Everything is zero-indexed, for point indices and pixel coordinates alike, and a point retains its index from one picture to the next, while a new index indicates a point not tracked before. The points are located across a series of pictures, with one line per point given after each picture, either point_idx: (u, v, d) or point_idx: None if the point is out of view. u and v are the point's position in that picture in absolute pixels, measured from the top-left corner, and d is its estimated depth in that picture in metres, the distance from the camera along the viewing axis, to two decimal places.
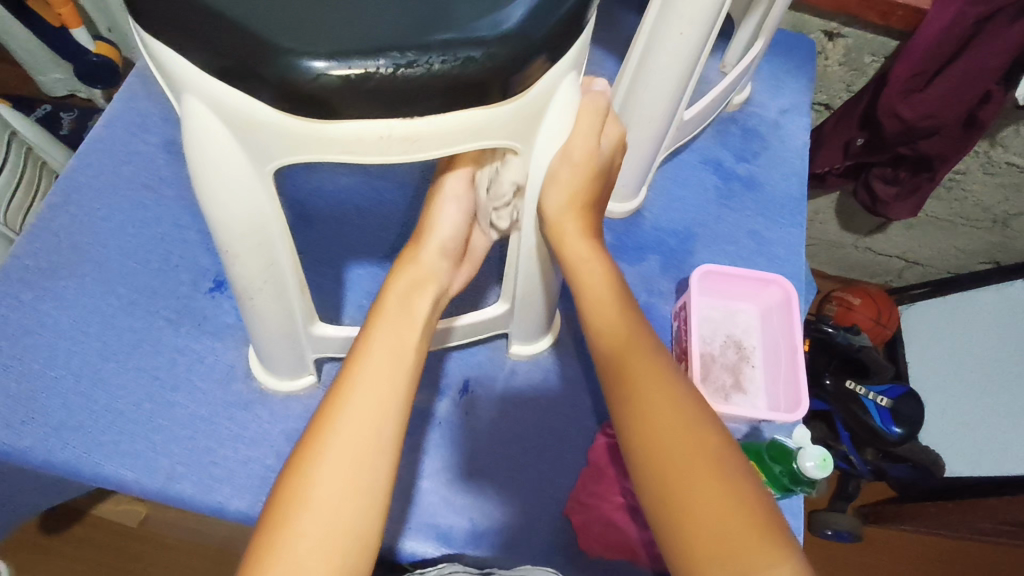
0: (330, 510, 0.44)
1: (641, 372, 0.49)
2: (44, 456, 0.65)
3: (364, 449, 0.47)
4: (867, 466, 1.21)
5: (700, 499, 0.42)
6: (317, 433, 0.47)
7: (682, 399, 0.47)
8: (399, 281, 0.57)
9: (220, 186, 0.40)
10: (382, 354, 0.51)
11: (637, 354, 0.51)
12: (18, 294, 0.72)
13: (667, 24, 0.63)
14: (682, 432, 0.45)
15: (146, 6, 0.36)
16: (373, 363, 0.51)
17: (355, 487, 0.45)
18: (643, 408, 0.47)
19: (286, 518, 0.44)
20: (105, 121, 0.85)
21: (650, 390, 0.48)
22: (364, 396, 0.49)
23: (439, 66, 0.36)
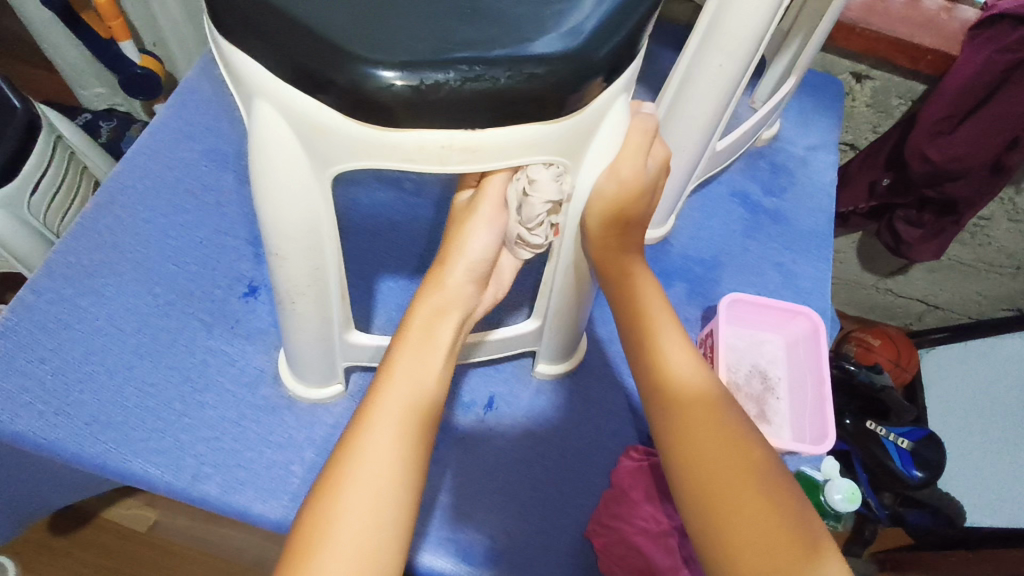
0: (362, 518, 0.45)
1: (684, 397, 0.50)
2: (74, 448, 0.65)
3: (398, 461, 0.47)
4: (884, 510, 1.19)
5: (737, 511, 0.43)
6: (352, 442, 0.48)
7: (727, 424, 0.48)
8: (428, 297, 0.55)
9: (282, 188, 0.42)
10: (420, 367, 0.52)
11: (682, 376, 0.51)
12: (59, 288, 0.74)
13: (706, 56, 0.65)
14: (722, 446, 0.46)
15: (227, 13, 0.38)
16: (410, 376, 0.51)
17: (387, 499, 0.46)
18: (684, 422, 0.48)
19: (319, 525, 0.44)
20: (152, 128, 0.88)
21: (691, 407, 0.49)
22: (402, 409, 0.49)
23: (504, 81, 0.38)
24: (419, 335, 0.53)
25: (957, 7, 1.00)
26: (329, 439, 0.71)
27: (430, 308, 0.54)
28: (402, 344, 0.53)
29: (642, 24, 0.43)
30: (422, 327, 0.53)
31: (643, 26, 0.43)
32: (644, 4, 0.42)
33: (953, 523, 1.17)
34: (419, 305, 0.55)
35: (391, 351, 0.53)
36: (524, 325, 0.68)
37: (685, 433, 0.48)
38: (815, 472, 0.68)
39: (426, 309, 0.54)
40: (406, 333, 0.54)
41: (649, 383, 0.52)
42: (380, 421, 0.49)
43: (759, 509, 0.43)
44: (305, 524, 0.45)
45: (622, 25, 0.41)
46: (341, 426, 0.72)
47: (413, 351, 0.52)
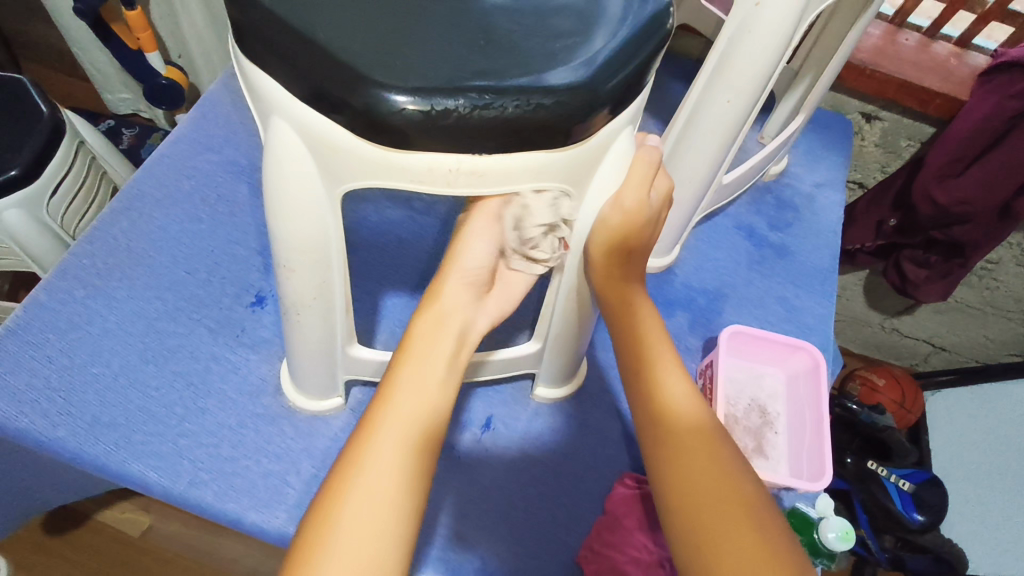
0: (361, 541, 0.44)
1: (681, 429, 0.50)
2: (75, 448, 0.66)
3: (398, 479, 0.47)
4: (884, 554, 1.15)
5: (731, 542, 0.43)
6: (352, 461, 0.48)
7: (721, 459, 0.48)
8: (440, 312, 0.56)
9: (293, 204, 0.43)
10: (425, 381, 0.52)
11: (679, 407, 0.51)
12: (72, 290, 0.75)
13: (715, 91, 0.67)
14: (715, 478, 0.46)
15: (251, 35, 0.40)
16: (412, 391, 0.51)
17: (387, 521, 0.45)
18: (677, 454, 0.48)
19: (317, 546, 0.44)
20: (172, 138, 0.90)
21: (685, 437, 0.49)
22: (401, 424, 0.49)
23: (512, 109, 0.39)
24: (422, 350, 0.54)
25: (968, 54, 1.02)
26: (325, 452, 0.71)
27: (435, 323, 0.55)
28: (405, 359, 0.53)
29: (648, 62, 0.44)
30: (431, 339, 0.54)
31: (649, 63, 0.44)
32: (651, 42, 0.44)
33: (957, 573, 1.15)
34: (428, 317, 0.56)
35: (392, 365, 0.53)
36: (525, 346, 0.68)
37: (679, 466, 0.48)
38: (810, 509, 0.68)
39: (437, 321, 0.55)
40: (409, 349, 0.54)
41: (647, 415, 0.52)
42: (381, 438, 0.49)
43: (752, 547, 0.43)
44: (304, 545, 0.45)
45: (629, 61, 0.42)
46: (339, 439, 0.72)
47: (415, 365, 0.53)
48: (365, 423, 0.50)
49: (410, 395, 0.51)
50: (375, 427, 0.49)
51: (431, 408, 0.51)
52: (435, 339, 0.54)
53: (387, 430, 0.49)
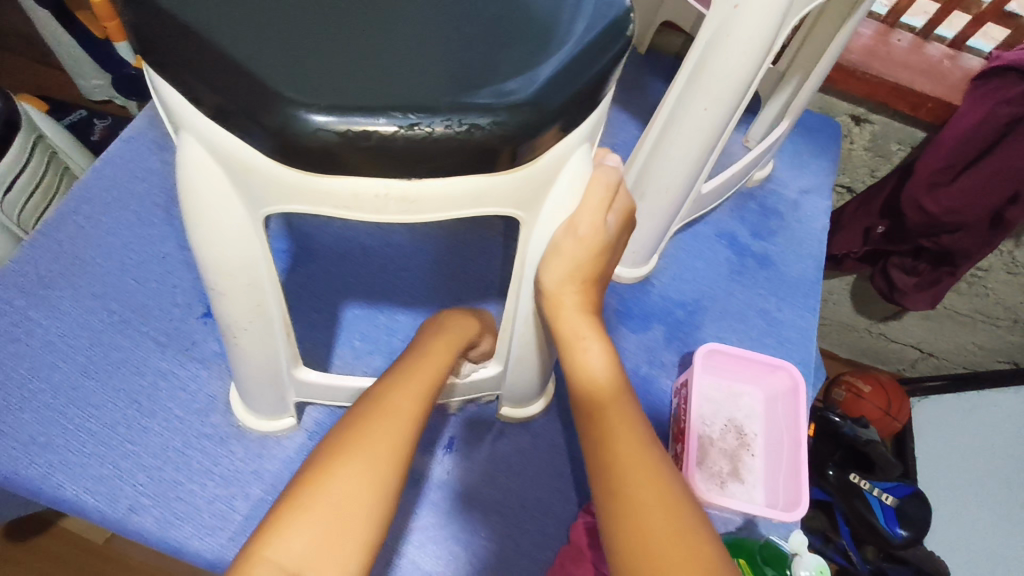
0: (316, 541, 0.43)
1: (639, 481, 0.47)
2: (6, 471, 0.62)
3: (376, 471, 0.47)
4: (866, 566, 1.12)
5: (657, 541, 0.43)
6: (330, 455, 0.47)
7: (682, 515, 0.45)
8: (451, 331, 0.60)
9: (212, 226, 0.40)
10: (426, 381, 0.54)
11: (635, 457, 0.48)
12: (11, 299, 0.71)
13: (691, 98, 0.63)
14: (648, 483, 0.47)
15: (154, 43, 0.36)
16: (410, 387, 0.53)
17: (350, 524, 0.44)
18: (615, 458, 0.48)
19: (266, 547, 0.42)
20: (126, 136, 0.85)
21: (624, 442, 0.49)
22: (388, 423, 0.49)
23: (442, 129, 0.35)
24: (427, 356, 0.56)
25: (961, 56, 0.98)
26: (276, 474, 0.67)
27: (444, 338, 0.59)
28: (413, 359, 0.56)
29: (604, 75, 0.40)
30: (440, 349, 0.58)
31: (606, 76, 0.40)
32: (608, 53, 0.40)
33: None
34: (439, 333, 0.60)
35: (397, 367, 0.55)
36: (488, 368, 0.65)
37: (635, 525, 0.44)
38: (784, 541, 0.64)
39: (446, 334, 0.59)
40: (415, 359, 0.56)
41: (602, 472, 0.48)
42: (371, 428, 0.49)
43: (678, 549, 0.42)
44: (252, 548, 0.43)
45: (579, 76, 0.38)
46: (291, 462, 0.68)
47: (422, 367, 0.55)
48: (352, 413, 0.51)
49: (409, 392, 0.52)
50: (364, 415, 0.50)
51: (424, 404, 0.52)
52: (442, 350, 0.58)
53: (376, 423, 0.49)
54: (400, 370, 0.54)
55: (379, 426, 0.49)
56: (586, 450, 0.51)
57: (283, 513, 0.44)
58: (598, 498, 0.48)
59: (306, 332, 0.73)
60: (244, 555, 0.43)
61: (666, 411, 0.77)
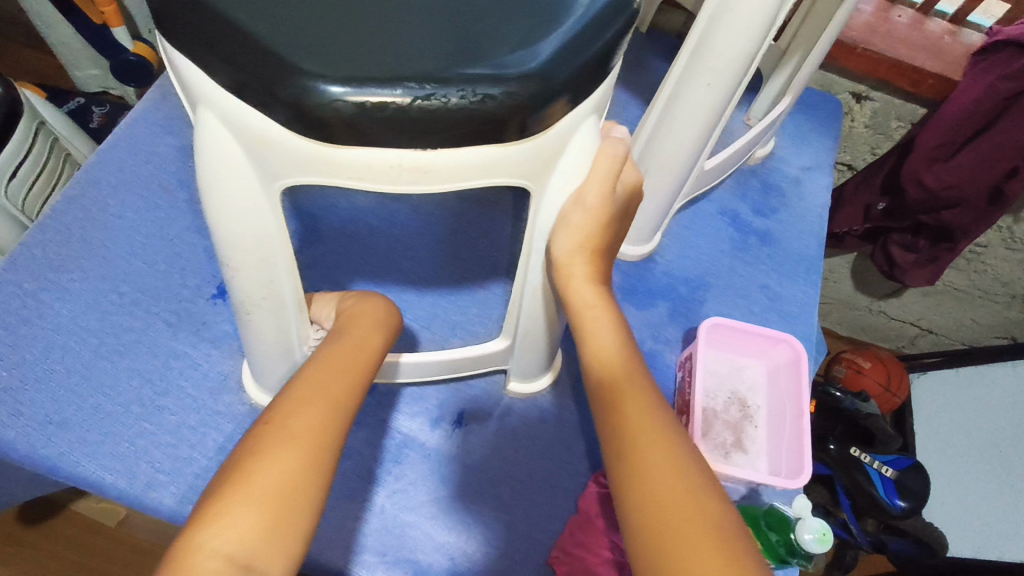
0: (253, 526, 0.41)
1: (650, 449, 0.48)
2: (26, 450, 0.63)
3: (308, 455, 0.45)
4: (867, 538, 1.16)
5: (667, 494, 0.45)
6: (262, 440, 0.46)
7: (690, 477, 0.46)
8: (376, 319, 0.60)
9: (229, 200, 0.41)
10: (350, 368, 0.53)
11: (642, 425, 0.50)
12: (23, 282, 0.72)
13: (694, 73, 0.63)
14: (658, 441, 0.49)
15: (171, 21, 0.36)
16: (338, 373, 0.52)
17: (287, 509, 0.43)
18: (625, 421, 0.50)
19: (202, 535, 0.41)
20: (130, 120, 0.86)
21: (632, 407, 0.51)
22: (320, 405, 0.48)
23: (456, 100, 0.36)
24: (351, 344, 0.55)
25: (962, 31, 0.98)
26: None
27: (366, 327, 0.58)
28: (336, 345, 0.55)
29: (611, 47, 0.41)
30: (368, 336, 0.57)
31: (614, 47, 0.41)
32: (614, 24, 0.40)
33: (935, 554, 1.16)
34: (364, 320, 0.59)
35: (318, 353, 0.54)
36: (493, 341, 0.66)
37: (649, 488, 0.46)
38: (787, 507, 0.65)
39: (369, 324, 0.59)
40: (342, 342, 0.55)
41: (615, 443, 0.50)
42: (301, 414, 0.47)
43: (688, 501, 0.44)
44: (188, 535, 0.41)
45: (587, 46, 0.39)
46: None
47: (348, 354, 0.54)
48: (280, 399, 0.49)
49: (335, 379, 0.51)
50: (292, 400, 0.48)
51: (352, 390, 0.51)
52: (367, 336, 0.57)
53: (306, 409, 0.48)
54: (323, 356, 0.53)
55: (309, 412, 0.48)
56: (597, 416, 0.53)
57: (216, 502, 0.43)
58: (611, 469, 0.49)
59: None
60: (177, 545, 0.41)
61: (671, 385, 0.78)
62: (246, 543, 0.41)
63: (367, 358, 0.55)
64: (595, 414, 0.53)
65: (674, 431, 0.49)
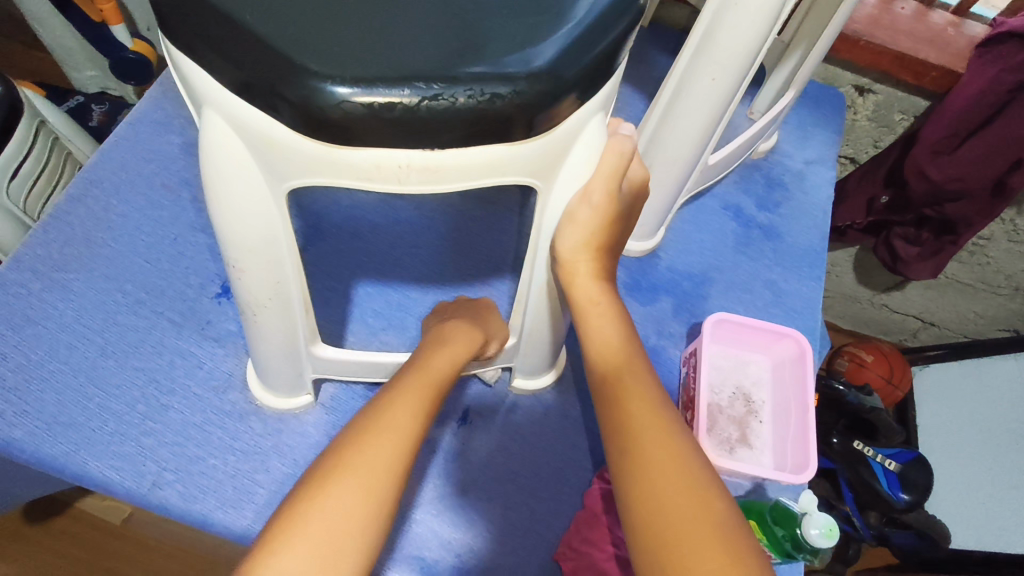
0: (311, 567, 0.42)
1: (653, 448, 0.48)
2: (32, 450, 0.63)
3: (371, 497, 0.46)
4: (870, 530, 1.16)
5: (667, 491, 0.45)
6: (326, 478, 0.46)
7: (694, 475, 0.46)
8: (451, 347, 0.60)
9: (235, 202, 0.40)
10: (419, 404, 0.53)
11: (646, 422, 0.50)
12: (27, 282, 0.72)
13: (699, 69, 0.63)
14: (662, 438, 0.49)
15: (176, 22, 0.36)
16: (405, 408, 0.52)
17: (346, 548, 0.44)
18: (628, 418, 0.50)
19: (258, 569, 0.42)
20: (132, 119, 0.85)
21: (635, 404, 0.51)
22: (384, 444, 0.49)
23: (463, 99, 0.36)
24: (421, 376, 0.56)
25: (966, 23, 0.98)
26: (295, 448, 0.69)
27: (437, 356, 0.58)
28: (409, 378, 0.55)
29: (618, 43, 0.41)
30: (439, 368, 0.57)
31: (620, 45, 0.41)
32: (621, 21, 0.40)
33: (939, 545, 1.16)
34: (439, 350, 0.59)
35: (390, 387, 0.54)
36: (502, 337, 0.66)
37: (653, 488, 0.46)
38: (792, 502, 0.65)
39: (449, 355, 0.59)
40: (413, 375, 0.55)
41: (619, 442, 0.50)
42: (363, 452, 0.48)
43: (688, 498, 0.45)
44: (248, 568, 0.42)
45: (595, 44, 0.39)
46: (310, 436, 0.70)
47: (417, 388, 0.54)
48: (347, 434, 0.50)
49: (402, 415, 0.51)
50: (359, 437, 0.49)
51: (418, 425, 0.51)
52: (438, 368, 0.57)
53: (373, 447, 0.48)
54: (393, 390, 0.54)
55: (375, 451, 0.48)
56: (600, 413, 0.53)
57: (275, 537, 0.44)
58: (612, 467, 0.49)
59: (320, 311, 0.74)
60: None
61: (675, 380, 0.78)
62: None
63: (435, 390, 0.55)
64: (598, 410, 0.53)
65: (677, 427, 0.49)
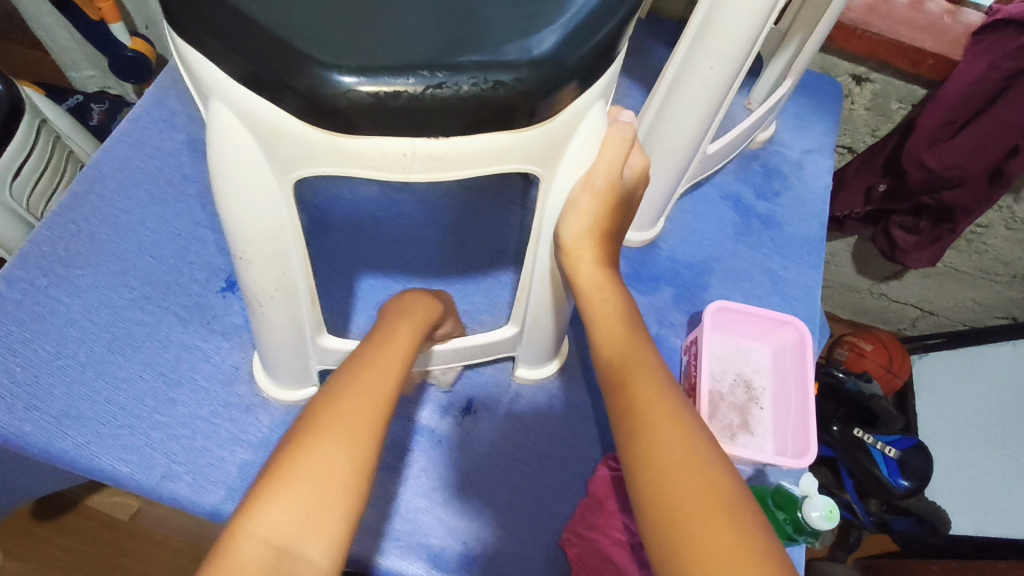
0: (296, 515, 0.43)
1: (669, 450, 0.47)
2: (43, 443, 0.64)
3: (351, 444, 0.47)
4: (870, 517, 1.18)
5: (678, 473, 0.46)
6: (307, 431, 0.47)
7: (713, 475, 0.46)
8: (414, 313, 0.61)
9: (244, 193, 0.41)
10: (390, 362, 0.54)
11: (654, 405, 0.50)
12: (33, 278, 0.72)
13: (697, 57, 0.63)
14: (671, 421, 0.49)
15: (183, 15, 0.37)
16: (377, 367, 0.53)
17: (333, 494, 0.44)
18: (637, 402, 0.51)
19: (246, 523, 0.42)
20: (133, 116, 0.86)
21: (643, 388, 0.52)
22: (361, 399, 0.50)
23: (467, 88, 0.36)
24: (388, 340, 0.57)
25: (962, 11, 0.98)
26: None
27: (404, 324, 0.60)
28: (379, 341, 0.57)
29: (619, 31, 0.41)
30: (405, 332, 0.58)
31: (620, 32, 0.41)
32: (621, 8, 0.41)
33: (938, 531, 1.16)
34: (405, 315, 0.61)
35: (361, 351, 0.56)
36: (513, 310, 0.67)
37: (661, 472, 0.46)
38: (794, 486, 0.66)
39: (409, 319, 0.60)
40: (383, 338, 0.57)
41: (632, 444, 0.49)
42: (343, 405, 0.49)
43: (699, 479, 0.45)
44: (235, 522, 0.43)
45: (595, 31, 0.40)
46: None
47: (386, 349, 0.56)
48: (325, 394, 0.51)
49: (376, 374, 0.53)
50: (338, 392, 0.50)
51: (392, 382, 0.53)
52: (405, 331, 0.59)
53: (349, 401, 0.50)
54: (364, 355, 0.55)
55: (348, 405, 0.49)
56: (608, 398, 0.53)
57: (262, 489, 0.44)
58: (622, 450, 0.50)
59: (324, 304, 0.74)
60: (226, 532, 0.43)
61: (676, 369, 0.79)
62: (287, 530, 0.42)
63: (404, 352, 0.56)
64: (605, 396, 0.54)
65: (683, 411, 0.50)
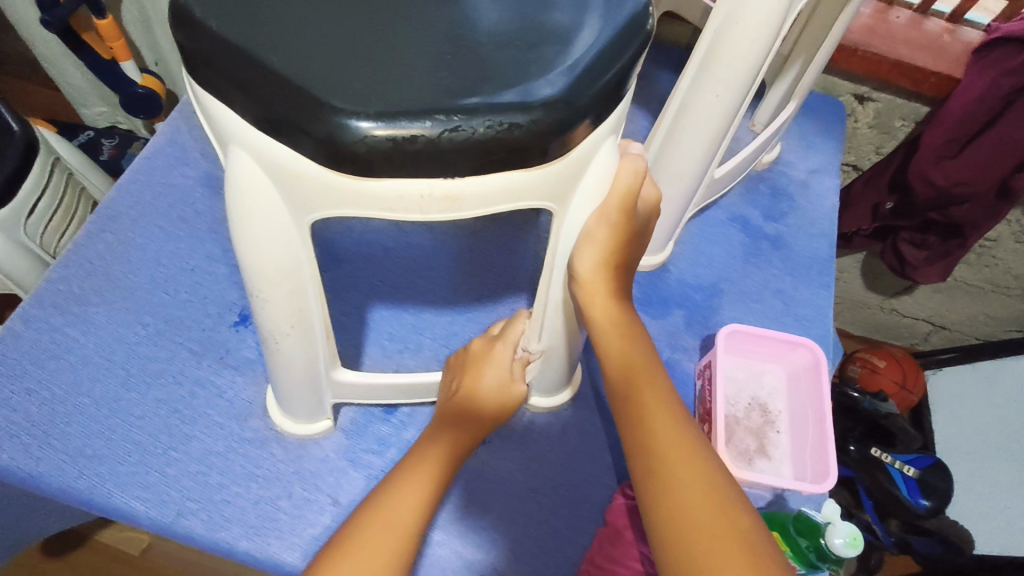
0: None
1: (686, 495, 0.47)
2: (58, 483, 0.64)
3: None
4: (891, 538, 1.15)
5: (693, 504, 0.46)
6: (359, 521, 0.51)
7: (734, 520, 0.45)
8: (455, 422, 0.61)
9: (261, 235, 0.42)
10: (422, 481, 0.55)
11: (668, 435, 0.51)
12: (49, 317, 0.73)
13: (704, 85, 0.64)
14: (683, 449, 0.50)
15: (204, 64, 0.38)
16: (395, 515, 0.52)
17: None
18: (650, 428, 0.52)
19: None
20: (146, 154, 0.87)
21: (656, 416, 0.52)
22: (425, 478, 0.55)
23: (483, 129, 0.37)
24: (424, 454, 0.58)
25: (961, 30, 0.99)
26: (317, 473, 0.69)
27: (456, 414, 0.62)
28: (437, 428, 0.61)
29: (627, 69, 0.42)
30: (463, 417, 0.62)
31: (629, 70, 0.43)
32: (629, 47, 0.42)
33: (962, 552, 1.16)
34: (437, 440, 0.59)
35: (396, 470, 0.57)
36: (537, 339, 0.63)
37: (676, 502, 0.46)
38: (815, 512, 0.65)
39: (454, 421, 0.61)
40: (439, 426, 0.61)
41: (654, 499, 0.48)
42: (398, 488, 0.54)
43: (712, 509, 0.46)
44: None
45: (607, 70, 0.41)
46: (331, 461, 0.70)
47: (418, 472, 0.55)
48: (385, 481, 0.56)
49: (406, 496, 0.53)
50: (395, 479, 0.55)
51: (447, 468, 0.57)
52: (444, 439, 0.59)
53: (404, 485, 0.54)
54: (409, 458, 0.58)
55: (381, 531, 0.50)
56: (622, 428, 0.54)
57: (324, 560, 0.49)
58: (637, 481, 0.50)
59: (337, 336, 0.75)
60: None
61: (690, 393, 0.79)
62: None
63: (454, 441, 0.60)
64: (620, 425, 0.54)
65: (695, 437, 0.51)
